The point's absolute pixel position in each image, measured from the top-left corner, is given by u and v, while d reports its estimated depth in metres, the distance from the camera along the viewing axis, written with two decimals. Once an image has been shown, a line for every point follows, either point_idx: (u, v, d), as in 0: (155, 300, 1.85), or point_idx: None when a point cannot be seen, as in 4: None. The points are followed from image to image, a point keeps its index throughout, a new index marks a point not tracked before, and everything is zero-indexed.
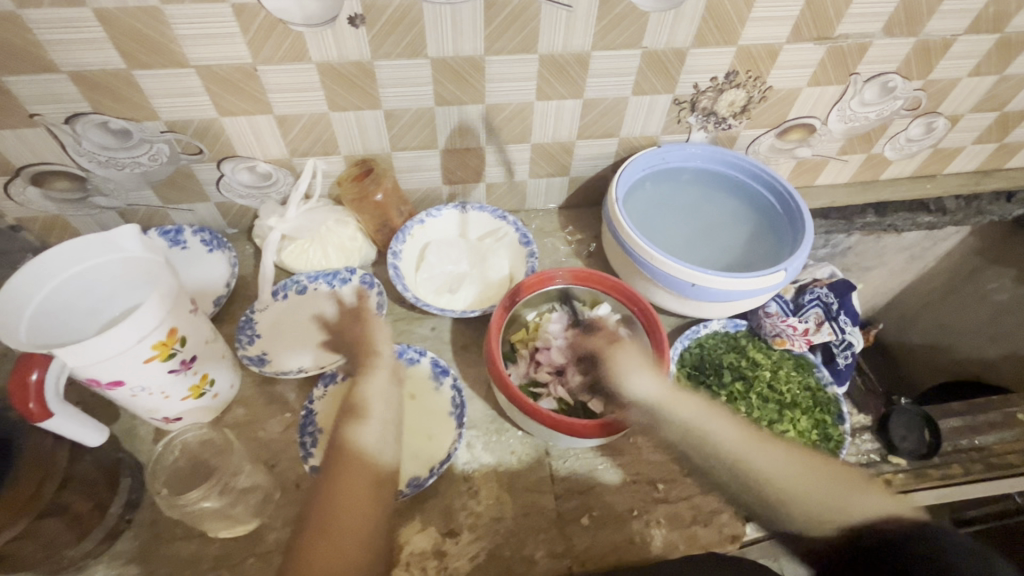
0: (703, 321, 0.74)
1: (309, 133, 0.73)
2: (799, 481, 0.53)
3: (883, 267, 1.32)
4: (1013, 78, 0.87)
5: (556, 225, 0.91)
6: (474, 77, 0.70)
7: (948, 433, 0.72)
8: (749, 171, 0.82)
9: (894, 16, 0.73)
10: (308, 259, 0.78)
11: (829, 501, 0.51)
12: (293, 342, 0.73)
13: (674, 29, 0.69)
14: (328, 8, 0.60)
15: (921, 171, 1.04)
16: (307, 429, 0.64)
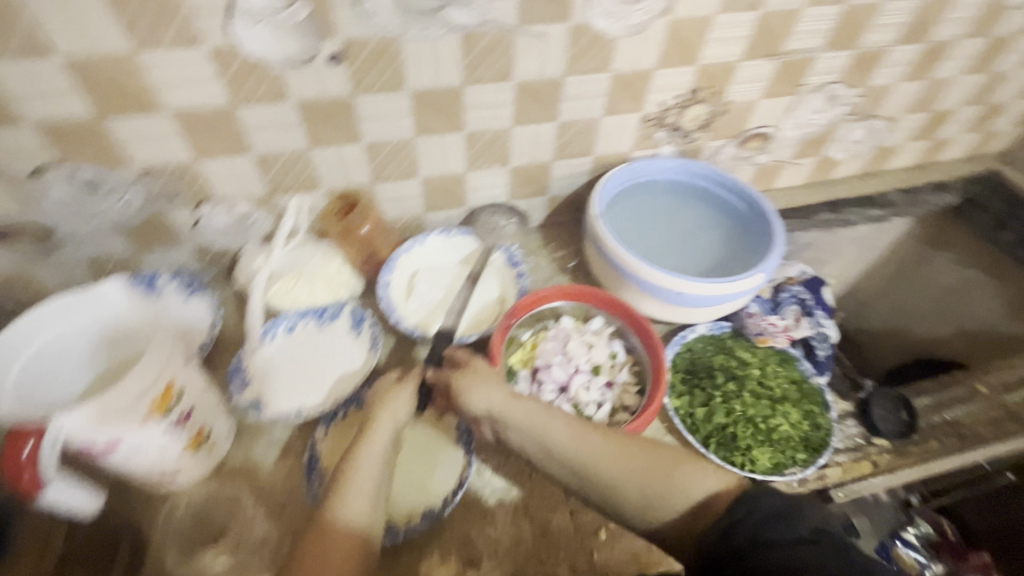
0: (690, 325, 0.77)
1: (290, 170, 0.73)
2: (609, 471, 0.56)
3: (839, 260, 1.41)
4: (939, 81, 0.95)
5: (539, 244, 0.93)
6: (453, 107, 0.72)
7: (922, 410, 0.77)
8: (717, 180, 0.86)
9: (835, 32, 0.79)
10: (295, 296, 0.77)
11: (651, 495, 0.54)
12: (288, 383, 0.71)
13: (640, 52, 0.73)
14: (307, 48, 0.61)
15: (866, 169, 1.12)
16: (313, 471, 0.63)
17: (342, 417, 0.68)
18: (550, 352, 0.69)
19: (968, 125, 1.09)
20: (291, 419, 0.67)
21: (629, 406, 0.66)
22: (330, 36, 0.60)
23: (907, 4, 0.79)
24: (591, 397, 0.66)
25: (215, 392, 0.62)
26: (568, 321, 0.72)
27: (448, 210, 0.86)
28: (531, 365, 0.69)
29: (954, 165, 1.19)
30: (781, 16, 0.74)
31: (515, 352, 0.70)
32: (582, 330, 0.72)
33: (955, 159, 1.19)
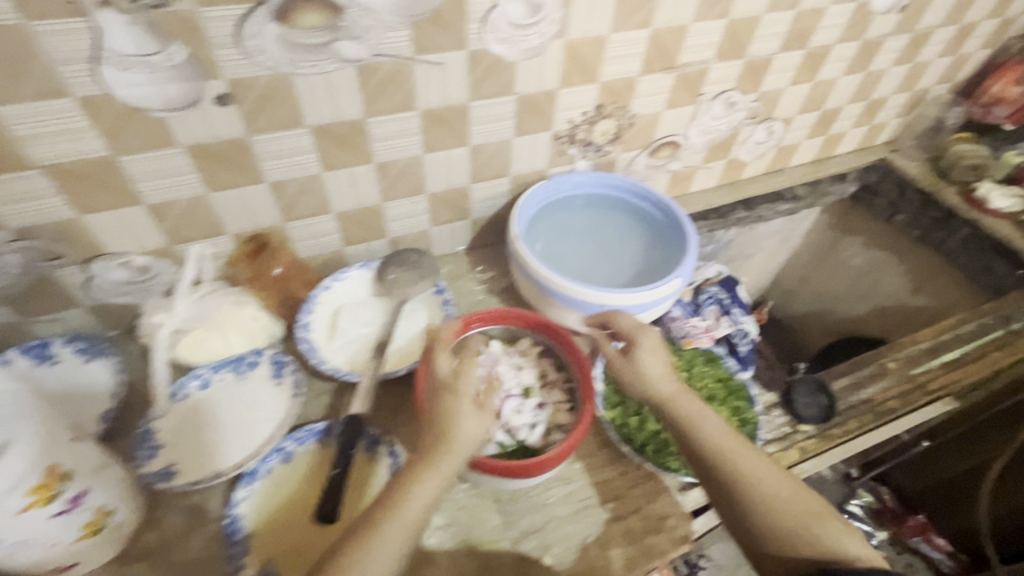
0: None
1: (189, 217, 0.69)
2: (785, 498, 0.56)
3: (761, 252, 1.49)
4: (824, 83, 1.03)
5: (467, 267, 0.93)
6: (358, 140, 0.70)
7: (841, 392, 0.81)
8: (631, 190, 0.89)
9: (722, 45, 0.84)
10: (206, 348, 0.72)
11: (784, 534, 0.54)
12: (202, 444, 0.66)
13: (540, 74, 0.74)
14: (190, 91, 0.58)
15: (772, 166, 1.19)
16: (234, 538, 0.59)
17: (267, 473, 0.63)
18: (477, 379, 0.68)
19: (856, 120, 1.19)
20: (209, 483, 0.61)
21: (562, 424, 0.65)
22: (215, 77, 0.58)
23: (785, 16, 0.85)
24: (523, 420, 0.65)
25: (118, 465, 0.57)
26: (497, 344, 0.71)
27: (369, 242, 0.84)
28: None
29: (850, 157, 1.28)
30: (671, 32, 0.78)
31: None
32: (512, 351, 0.72)
33: (850, 151, 1.28)
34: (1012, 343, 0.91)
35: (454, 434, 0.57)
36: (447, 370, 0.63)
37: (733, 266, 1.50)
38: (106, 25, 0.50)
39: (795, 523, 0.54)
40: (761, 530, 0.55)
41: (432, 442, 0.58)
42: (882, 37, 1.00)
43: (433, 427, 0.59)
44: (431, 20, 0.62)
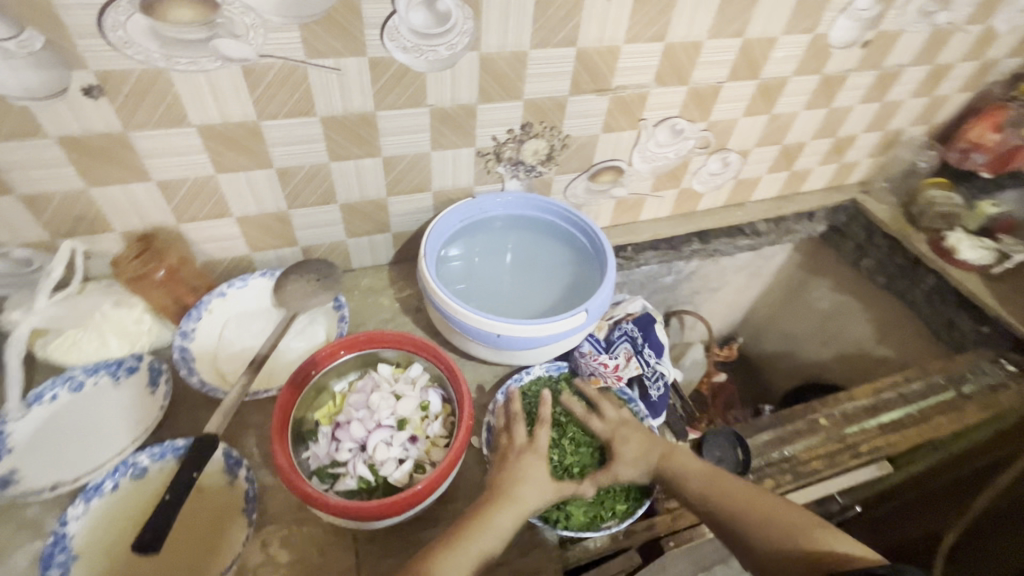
0: (526, 367, 0.75)
1: (68, 211, 0.65)
2: (765, 509, 0.57)
3: (727, 286, 1.43)
4: (782, 117, 0.98)
5: (386, 282, 0.89)
6: (254, 144, 0.67)
7: (759, 448, 0.76)
8: (562, 215, 0.84)
9: (661, 69, 0.80)
10: (80, 351, 0.68)
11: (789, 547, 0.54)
12: (54, 453, 0.62)
13: (455, 86, 0.70)
14: (54, 79, 0.54)
15: (731, 199, 1.14)
16: (53, 560, 0.54)
17: (111, 490, 0.59)
18: (353, 405, 0.64)
19: (823, 157, 1.14)
20: (45, 494, 0.58)
21: (431, 463, 0.61)
22: (80, 68, 0.54)
23: (731, 43, 0.81)
24: (390, 454, 0.61)
25: None
26: (386, 369, 0.68)
27: (277, 250, 0.80)
28: (333, 421, 0.64)
29: (819, 195, 1.23)
30: (602, 52, 0.74)
31: (323, 405, 0.66)
32: (400, 378, 0.68)
33: (819, 189, 1.23)
34: (958, 407, 0.85)
35: (533, 467, 0.61)
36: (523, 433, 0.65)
37: (698, 298, 1.44)
38: None
39: (789, 536, 0.55)
40: (759, 556, 0.55)
41: (486, 500, 0.58)
42: (845, 72, 0.95)
43: (506, 483, 0.59)
44: (323, 22, 0.59)
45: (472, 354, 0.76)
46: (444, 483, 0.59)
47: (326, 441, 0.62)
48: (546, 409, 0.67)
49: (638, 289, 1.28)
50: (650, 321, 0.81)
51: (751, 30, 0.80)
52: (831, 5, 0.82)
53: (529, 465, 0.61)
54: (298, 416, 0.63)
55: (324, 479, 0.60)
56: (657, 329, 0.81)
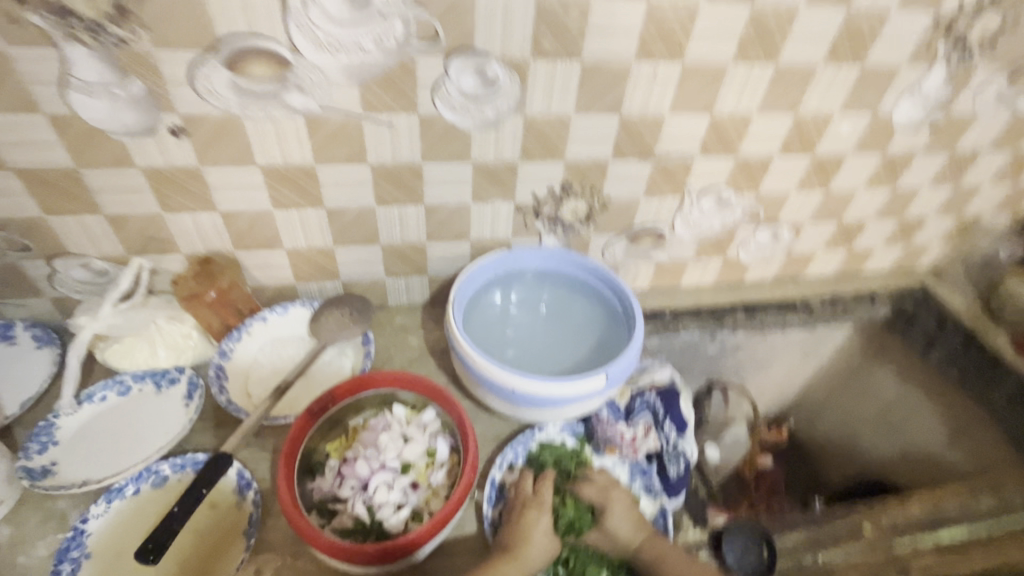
0: (539, 425, 0.73)
1: (144, 232, 0.73)
2: None
3: (777, 363, 1.35)
4: (839, 194, 0.95)
5: (417, 323, 0.91)
6: (309, 185, 0.73)
7: (788, 549, 0.69)
8: (598, 276, 0.84)
9: (707, 140, 0.80)
10: (132, 358, 0.74)
11: None
12: (91, 451, 0.67)
13: (498, 145, 0.74)
14: (147, 120, 0.63)
15: (782, 273, 1.09)
16: (67, 555, 0.58)
17: (131, 495, 0.63)
18: (363, 442, 0.64)
19: (887, 237, 1.07)
20: (71, 489, 0.62)
21: (428, 513, 0.61)
22: (170, 111, 0.62)
23: (783, 119, 0.80)
24: (389, 499, 0.61)
25: None
26: (401, 410, 0.68)
27: (319, 282, 0.85)
28: (341, 456, 0.64)
29: (882, 277, 1.15)
30: (645, 121, 0.75)
31: (336, 437, 0.67)
32: (414, 421, 0.67)
33: (882, 270, 1.16)
34: None
35: (533, 523, 0.61)
36: (528, 488, 0.65)
37: (745, 373, 1.37)
38: (72, 55, 0.56)
39: None
40: None
41: (500, 553, 0.59)
42: (911, 153, 0.91)
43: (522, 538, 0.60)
44: (379, 82, 0.64)
45: (488, 404, 0.76)
46: (435, 537, 0.58)
47: (332, 475, 0.63)
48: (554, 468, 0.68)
49: (677, 357, 1.23)
50: (674, 393, 0.77)
51: (804, 107, 0.79)
52: (894, 86, 0.79)
53: (530, 523, 0.61)
54: (310, 447, 0.64)
55: (324, 514, 0.61)
56: (682, 403, 0.77)
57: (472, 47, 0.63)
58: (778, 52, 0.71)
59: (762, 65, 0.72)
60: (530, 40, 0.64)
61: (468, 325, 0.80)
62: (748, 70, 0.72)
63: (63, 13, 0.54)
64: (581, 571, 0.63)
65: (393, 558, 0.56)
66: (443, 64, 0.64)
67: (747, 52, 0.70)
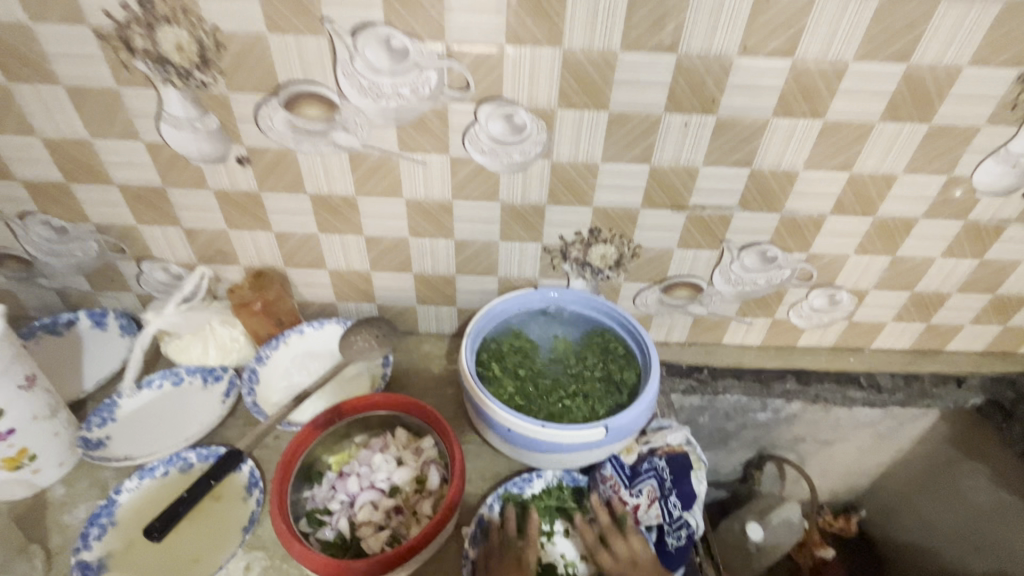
0: (538, 472, 0.74)
1: (212, 244, 0.84)
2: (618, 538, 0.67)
3: (844, 443, 1.20)
4: (910, 261, 0.85)
5: (442, 352, 0.94)
6: (350, 214, 0.79)
7: None
8: (623, 324, 0.83)
9: (745, 193, 0.76)
10: (189, 353, 0.84)
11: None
12: (138, 432, 0.77)
13: (526, 188, 0.76)
14: (219, 150, 0.73)
15: (844, 343, 0.99)
16: (97, 520, 0.66)
17: (160, 476, 0.70)
18: (358, 461, 0.69)
19: (977, 314, 0.94)
20: (115, 464, 0.71)
21: (404, 539, 0.63)
22: (238, 143, 0.72)
23: (834, 176, 0.74)
24: (372, 519, 0.65)
25: (59, 421, 0.70)
26: (403, 435, 0.71)
27: (357, 303, 0.91)
28: (338, 470, 0.69)
29: (972, 358, 1.01)
30: (676, 172, 0.74)
31: (340, 451, 0.71)
32: (413, 447, 0.70)
33: (973, 351, 1.01)
34: None
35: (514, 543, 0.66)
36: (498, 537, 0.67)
37: (804, 447, 1.23)
38: (166, 95, 0.68)
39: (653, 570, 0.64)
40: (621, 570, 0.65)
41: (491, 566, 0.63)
42: (1001, 222, 0.80)
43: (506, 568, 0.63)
44: (415, 127, 0.70)
45: (490, 443, 0.76)
46: (405, 564, 0.59)
47: (327, 487, 0.67)
48: (515, 365, 0.81)
49: (722, 421, 1.14)
50: (686, 465, 0.74)
51: (860, 164, 0.73)
52: (971, 147, 0.71)
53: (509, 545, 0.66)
54: (310, 457, 0.68)
55: (311, 523, 0.65)
56: (693, 477, 0.74)
57: (500, 96, 0.67)
58: (825, 107, 0.67)
59: (806, 120, 0.68)
60: (556, 91, 0.66)
61: (484, 360, 0.81)
62: (791, 125, 0.69)
63: (162, 62, 0.65)
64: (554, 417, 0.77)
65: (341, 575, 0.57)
66: (473, 111, 0.69)
67: (788, 107, 0.67)
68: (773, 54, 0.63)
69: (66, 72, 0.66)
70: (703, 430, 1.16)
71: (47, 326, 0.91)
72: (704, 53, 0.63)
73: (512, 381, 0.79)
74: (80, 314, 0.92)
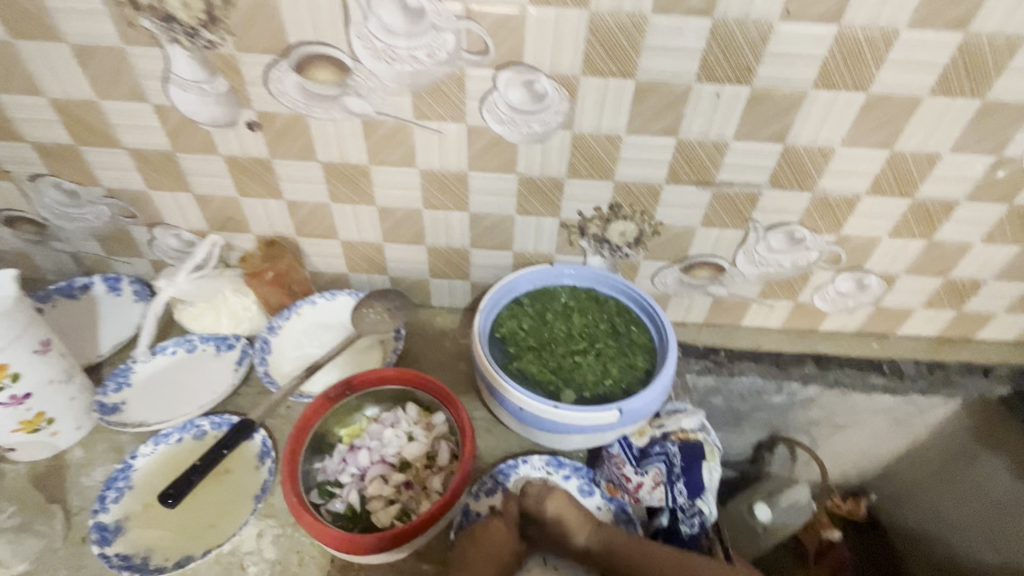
0: (524, 456, 0.73)
1: (224, 212, 0.82)
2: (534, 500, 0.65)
3: (859, 427, 1.18)
4: (946, 246, 0.81)
5: (454, 326, 0.93)
6: (363, 183, 0.77)
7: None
8: (637, 300, 0.81)
9: (777, 170, 0.72)
10: (201, 321, 0.84)
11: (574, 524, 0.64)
12: (153, 398, 0.77)
13: (545, 160, 0.73)
14: (228, 114, 0.71)
15: (868, 328, 0.96)
16: (114, 483, 0.67)
17: (175, 442, 0.71)
18: (369, 435, 0.69)
19: (1012, 304, 0.90)
20: (131, 429, 0.72)
21: (415, 514, 0.63)
22: (247, 108, 0.70)
23: (872, 154, 0.70)
24: (382, 493, 0.65)
25: (75, 385, 0.71)
26: (414, 410, 0.70)
27: (369, 274, 0.90)
28: (349, 442, 0.69)
29: (1001, 348, 0.97)
30: (704, 147, 0.70)
31: (351, 423, 0.70)
32: (424, 422, 0.70)
33: (1003, 340, 0.97)
34: None
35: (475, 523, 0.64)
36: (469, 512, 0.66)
37: (817, 431, 1.21)
38: (173, 55, 0.65)
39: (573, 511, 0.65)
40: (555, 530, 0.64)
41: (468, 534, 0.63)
42: None
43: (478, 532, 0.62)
44: (430, 93, 0.67)
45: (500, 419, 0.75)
46: (415, 538, 0.59)
47: (338, 458, 0.68)
48: (531, 320, 0.80)
49: (735, 402, 1.12)
50: (698, 456, 0.72)
51: (904, 142, 0.68)
52: None
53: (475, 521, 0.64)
54: (321, 429, 0.68)
55: (322, 494, 0.65)
56: (704, 467, 0.72)
57: (522, 61, 0.63)
58: (870, 80, 0.63)
59: (848, 93, 0.64)
60: (581, 56, 0.62)
61: (501, 316, 0.80)
62: (831, 98, 0.64)
63: (168, 20, 0.62)
64: (561, 376, 0.76)
65: (352, 550, 0.57)
66: (493, 77, 0.65)
67: (830, 78, 0.63)
68: (818, 19, 0.58)
69: (70, 28, 0.63)
70: (715, 410, 1.14)
71: (63, 289, 0.91)
72: (742, 17, 0.58)
73: (526, 335, 0.79)
74: (95, 279, 0.92)
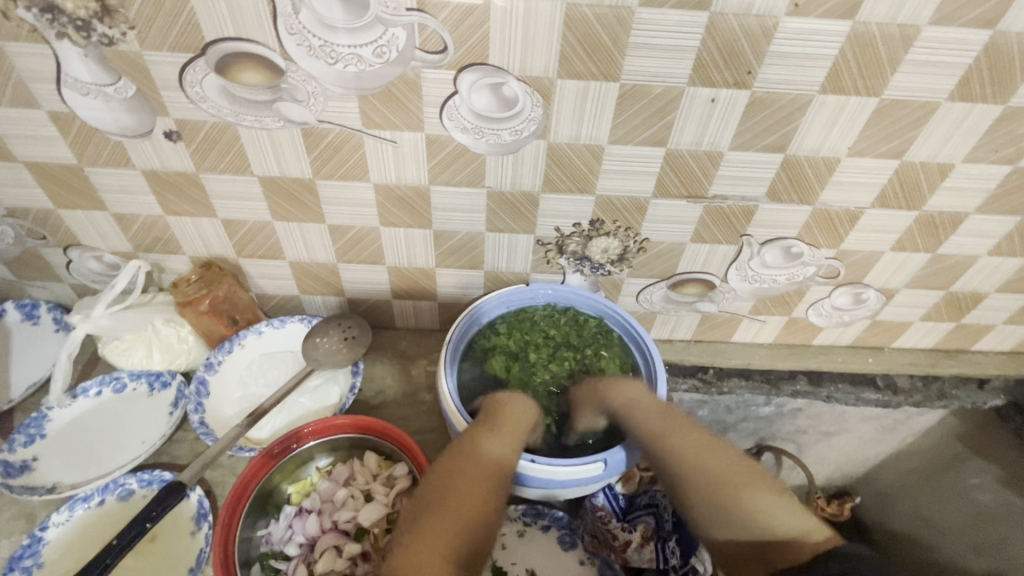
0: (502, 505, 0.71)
1: (149, 231, 0.71)
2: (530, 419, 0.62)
3: (848, 435, 1.14)
4: (951, 259, 0.75)
5: (421, 350, 0.84)
6: (309, 199, 0.67)
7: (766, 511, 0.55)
8: (622, 323, 0.73)
9: (776, 181, 0.65)
10: (129, 357, 0.74)
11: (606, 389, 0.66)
12: (70, 452, 0.68)
13: (517, 172, 0.64)
14: (142, 123, 0.59)
15: (863, 341, 0.91)
16: (19, 563, 0.59)
17: (95, 505, 0.63)
18: (321, 495, 0.62)
19: (1011, 315, 0.85)
20: (39, 496, 0.63)
21: None
22: (163, 115, 0.59)
23: (880, 164, 0.63)
24: (335, 568, 0.58)
25: None
26: (373, 461, 0.63)
27: (324, 297, 0.81)
28: (299, 504, 0.62)
29: (997, 359, 0.93)
30: (696, 157, 0.62)
31: (300, 480, 0.63)
32: (384, 475, 0.62)
33: (1000, 350, 0.93)
34: None
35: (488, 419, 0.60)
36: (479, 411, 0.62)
37: (804, 439, 1.17)
38: (63, 53, 0.53)
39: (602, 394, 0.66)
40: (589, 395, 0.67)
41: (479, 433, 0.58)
42: None
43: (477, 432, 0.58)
44: (380, 98, 0.57)
45: None
46: None
47: (286, 524, 0.60)
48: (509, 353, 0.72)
49: (722, 415, 1.07)
50: None
51: (915, 152, 0.61)
52: None
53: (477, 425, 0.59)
54: (264, 490, 0.60)
55: (265, 570, 0.58)
56: None
57: (487, 62, 0.54)
58: (883, 84, 0.55)
59: (859, 99, 0.56)
60: (555, 57, 0.53)
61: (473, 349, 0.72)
62: (839, 103, 0.57)
63: (51, 10, 0.51)
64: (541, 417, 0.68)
65: None
66: (453, 80, 0.55)
67: (839, 81, 0.55)
68: (829, 15, 0.50)
69: None
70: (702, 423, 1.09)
71: None
72: (743, 10, 0.50)
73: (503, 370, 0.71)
74: (6, 306, 0.81)
